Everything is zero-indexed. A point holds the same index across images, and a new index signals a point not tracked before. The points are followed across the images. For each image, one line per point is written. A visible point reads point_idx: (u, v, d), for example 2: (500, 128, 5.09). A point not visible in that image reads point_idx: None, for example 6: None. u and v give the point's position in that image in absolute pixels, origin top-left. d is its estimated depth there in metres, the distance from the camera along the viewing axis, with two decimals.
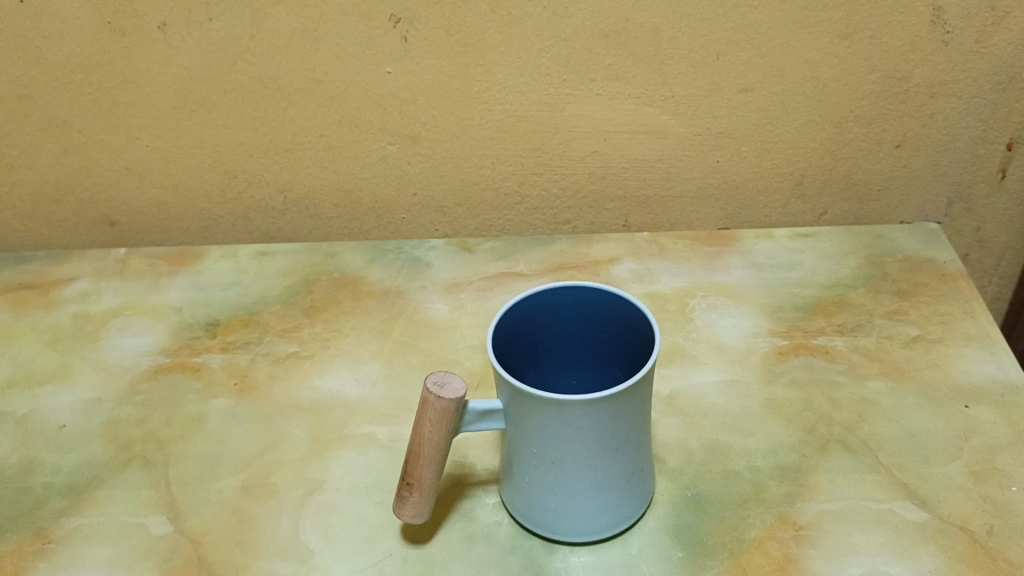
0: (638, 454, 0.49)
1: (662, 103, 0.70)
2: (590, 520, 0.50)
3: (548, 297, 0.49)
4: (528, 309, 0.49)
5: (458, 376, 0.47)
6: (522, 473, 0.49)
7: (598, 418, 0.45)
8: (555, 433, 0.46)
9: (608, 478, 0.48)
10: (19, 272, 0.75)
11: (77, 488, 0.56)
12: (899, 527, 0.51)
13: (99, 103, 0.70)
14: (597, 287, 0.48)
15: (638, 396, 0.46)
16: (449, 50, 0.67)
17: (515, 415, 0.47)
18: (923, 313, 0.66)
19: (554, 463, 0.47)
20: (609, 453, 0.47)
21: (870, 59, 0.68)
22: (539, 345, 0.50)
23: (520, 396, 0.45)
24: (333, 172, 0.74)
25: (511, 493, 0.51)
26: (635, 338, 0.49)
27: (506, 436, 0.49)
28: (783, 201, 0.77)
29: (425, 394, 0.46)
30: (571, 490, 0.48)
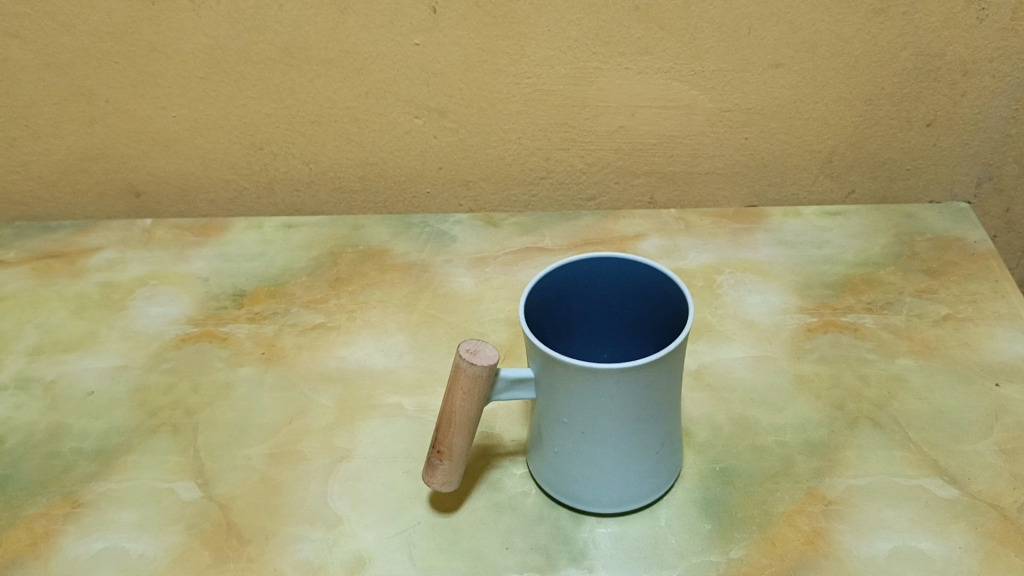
0: (669, 426, 0.49)
1: (692, 78, 0.70)
2: (620, 491, 0.50)
3: (578, 268, 0.49)
4: (558, 279, 0.48)
5: (490, 344, 0.47)
6: (552, 443, 0.49)
7: (631, 387, 0.45)
8: (587, 402, 0.46)
9: (639, 449, 0.48)
10: (45, 241, 0.76)
11: (106, 453, 0.56)
12: (929, 503, 0.51)
13: (126, 73, 0.70)
14: (627, 258, 0.48)
15: (671, 366, 0.46)
16: (478, 22, 0.66)
17: (547, 383, 0.47)
18: (953, 292, 0.65)
19: (584, 433, 0.47)
20: (640, 424, 0.47)
21: (903, 36, 0.68)
22: (570, 316, 0.50)
23: (552, 363, 0.45)
24: (359, 145, 0.74)
25: (540, 463, 0.51)
26: (668, 309, 0.48)
27: (536, 406, 0.49)
28: (811, 180, 0.76)
29: (458, 361, 0.46)
30: (601, 461, 0.48)
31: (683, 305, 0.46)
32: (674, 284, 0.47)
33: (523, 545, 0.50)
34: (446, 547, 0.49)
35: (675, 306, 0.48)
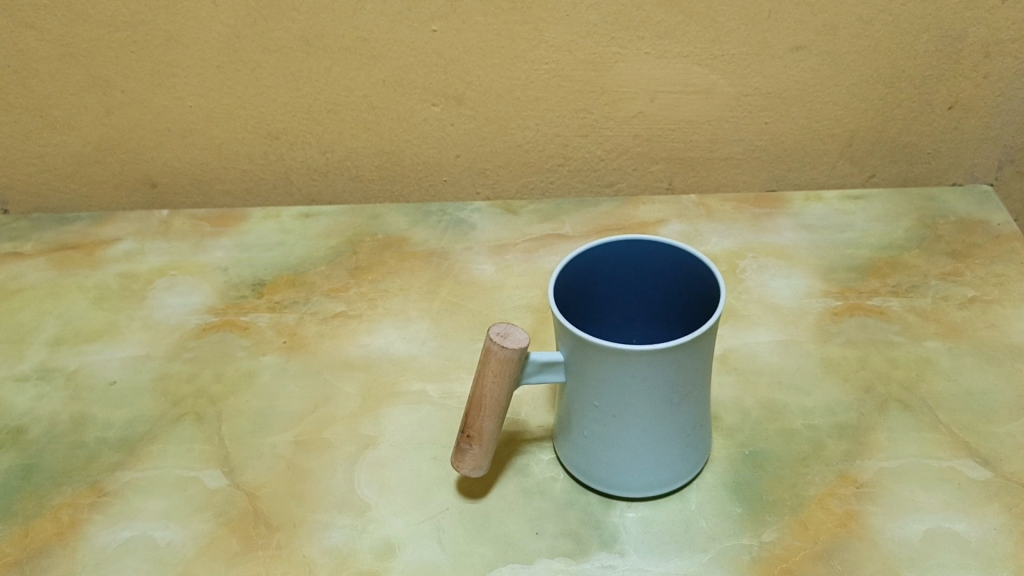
0: (699, 407, 0.49)
1: (712, 62, 0.69)
2: (651, 475, 0.49)
3: (606, 250, 0.48)
4: (586, 263, 0.48)
5: (520, 327, 0.47)
6: (581, 427, 0.49)
7: (663, 369, 0.44)
8: (618, 385, 0.45)
9: (671, 432, 0.48)
10: (63, 233, 0.75)
11: (131, 442, 0.56)
12: (961, 484, 0.50)
13: (142, 63, 0.70)
14: (655, 239, 0.48)
15: (703, 347, 0.45)
16: (496, 7, 0.66)
17: (577, 366, 0.46)
18: (979, 274, 0.65)
19: (615, 417, 0.47)
20: (672, 406, 0.47)
21: (925, 17, 0.67)
22: (599, 300, 0.50)
23: (584, 346, 0.44)
24: (377, 134, 0.73)
25: (568, 448, 0.51)
26: (696, 291, 0.48)
27: (566, 391, 0.48)
28: (831, 163, 0.76)
29: (488, 345, 0.46)
30: (632, 445, 0.48)
31: (713, 284, 0.46)
32: (704, 265, 0.46)
33: (553, 529, 0.49)
34: (475, 533, 0.49)
35: (705, 286, 0.47)
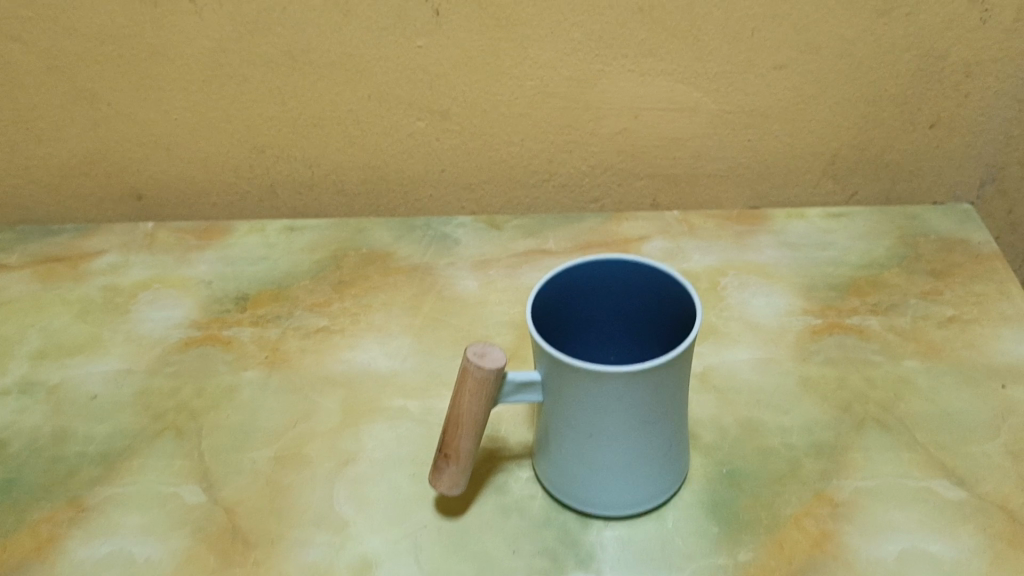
0: (676, 426, 0.49)
1: (695, 80, 0.70)
2: (628, 493, 0.49)
3: (585, 269, 0.49)
4: (564, 282, 0.48)
5: (498, 347, 0.47)
6: (558, 444, 0.49)
7: (638, 389, 0.45)
8: (595, 404, 0.46)
9: (647, 451, 0.48)
10: (47, 245, 0.76)
11: (111, 457, 0.56)
12: (937, 504, 0.51)
13: (129, 76, 0.70)
14: (634, 259, 0.48)
15: (679, 369, 0.46)
16: (482, 24, 0.66)
17: (553, 385, 0.46)
18: (958, 293, 0.65)
19: (591, 435, 0.47)
20: (648, 425, 0.47)
21: (907, 37, 0.68)
22: (577, 318, 0.50)
23: (559, 365, 0.45)
24: (362, 148, 0.74)
25: (546, 465, 0.51)
26: (673, 311, 0.48)
27: (543, 410, 0.49)
28: (814, 181, 0.76)
29: (465, 364, 0.46)
30: (608, 465, 0.48)
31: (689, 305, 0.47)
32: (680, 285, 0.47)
33: (530, 548, 0.49)
34: (453, 551, 0.49)
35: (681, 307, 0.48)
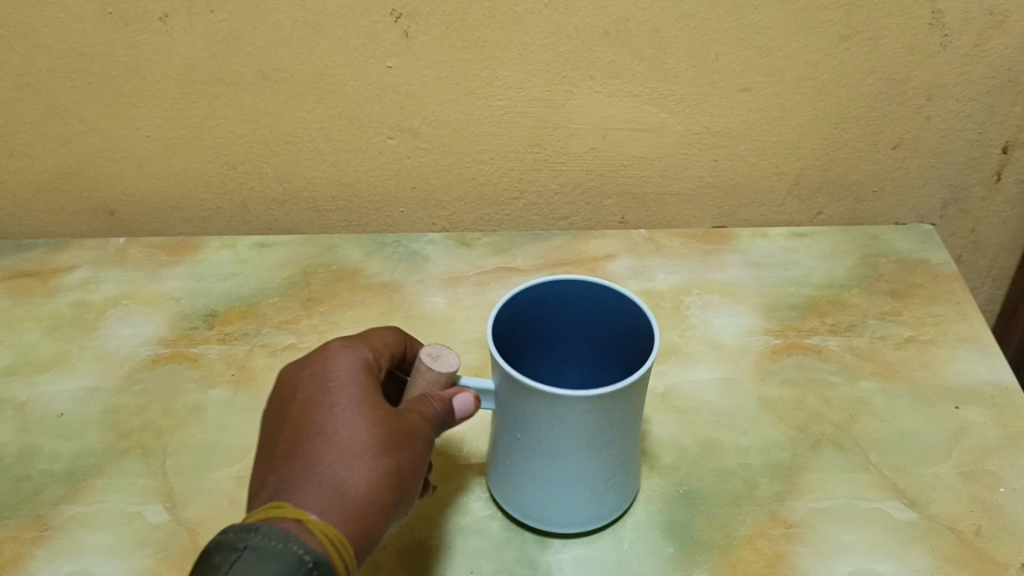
0: (624, 456, 0.49)
1: (662, 101, 0.70)
2: (571, 513, 0.50)
3: (547, 289, 0.49)
4: (529, 299, 0.49)
5: (455, 352, 0.49)
6: (509, 458, 0.50)
7: (581, 416, 0.45)
8: (551, 425, 0.46)
9: (590, 476, 0.49)
10: (19, 260, 0.76)
11: (77, 476, 0.56)
12: (889, 525, 0.52)
13: (100, 93, 0.70)
14: (595, 280, 0.49)
15: (627, 402, 0.46)
16: (451, 45, 0.67)
17: (506, 399, 0.47)
18: (916, 314, 0.66)
19: (537, 452, 0.48)
20: (592, 451, 0.47)
21: (869, 61, 0.67)
22: (540, 333, 0.51)
23: (509, 380, 0.46)
24: (333, 165, 0.74)
25: (497, 478, 0.52)
26: (631, 335, 0.49)
27: (499, 425, 0.49)
28: (780, 201, 0.77)
29: (417, 365, 0.48)
30: (562, 483, 0.49)
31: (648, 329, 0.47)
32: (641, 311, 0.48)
33: (489, 568, 0.51)
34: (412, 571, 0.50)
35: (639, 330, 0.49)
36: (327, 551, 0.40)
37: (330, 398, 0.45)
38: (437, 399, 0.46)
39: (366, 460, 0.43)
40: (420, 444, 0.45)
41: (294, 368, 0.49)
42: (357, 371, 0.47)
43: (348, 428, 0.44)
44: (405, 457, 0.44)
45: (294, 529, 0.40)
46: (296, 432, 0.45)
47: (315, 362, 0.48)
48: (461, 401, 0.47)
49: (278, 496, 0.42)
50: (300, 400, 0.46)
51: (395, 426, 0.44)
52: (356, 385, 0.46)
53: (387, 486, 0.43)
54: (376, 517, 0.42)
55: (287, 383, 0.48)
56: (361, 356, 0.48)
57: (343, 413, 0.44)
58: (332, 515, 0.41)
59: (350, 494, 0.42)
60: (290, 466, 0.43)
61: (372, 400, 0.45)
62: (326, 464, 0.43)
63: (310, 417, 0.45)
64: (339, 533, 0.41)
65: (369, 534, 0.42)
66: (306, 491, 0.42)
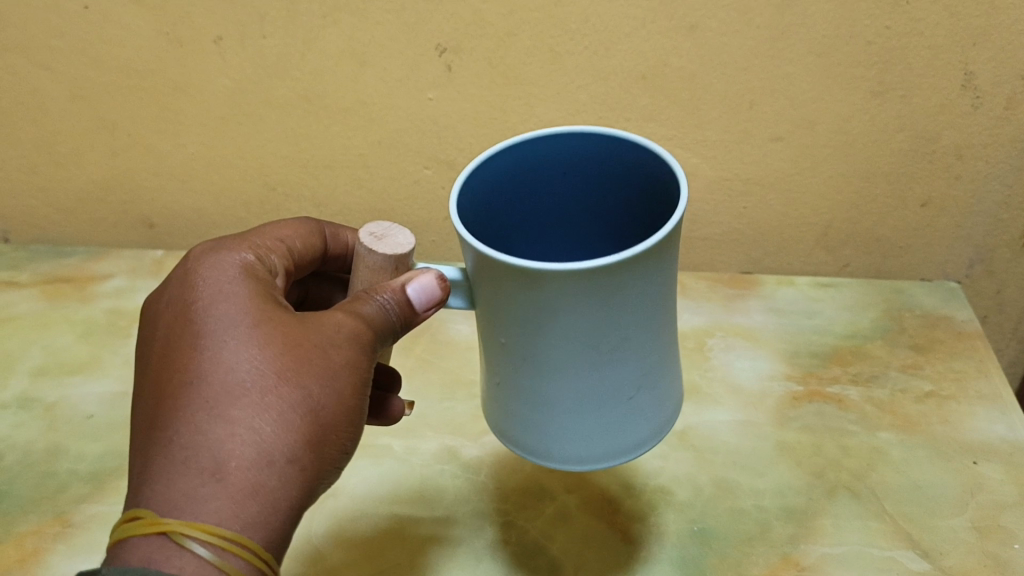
0: (648, 361, 0.39)
1: (694, 146, 0.70)
2: (585, 446, 0.41)
3: (530, 147, 0.41)
4: (510, 159, 0.41)
5: (409, 232, 0.42)
6: (498, 373, 0.41)
7: (582, 301, 0.35)
8: (542, 304, 0.35)
9: (604, 388, 0.39)
10: (57, 265, 0.82)
11: (100, 476, 0.58)
12: (900, 575, 0.52)
13: (150, 109, 0.72)
14: (586, 130, 0.40)
15: (643, 284, 0.35)
16: (491, 81, 0.67)
17: (482, 291, 0.38)
18: (937, 369, 0.67)
19: (535, 357, 0.38)
20: (603, 353, 0.37)
21: (899, 118, 0.67)
22: (534, 202, 0.43)
23: (483, 264, 0.36)
24: (368, 191, 0.76)
25: (488, 400, 0.44)
26: (627, 186, 0.42)
27: (490, 312, 0.38)
28: (807, 251, 0.78)
29: (359, 246, 0.42)
30: (569, 375, 0.38)
31: (666, 170, 0.39)
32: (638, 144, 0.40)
33: None
34: None
35: (650, 181, 0.40)
36: (200, 570, 0.34)
37: (208, 334, 0.39)
38: (384, 290, 0.41)
39: (256, 405, 0.37)
40: (339, 365, 0.39)
41: (168, 293, 0.43)
42: (241, 291, 0.41)
43: (230, 369, 0.38)
44: (315, 385, 0.38)
45: (151, 559, 0.35)
46: (175, 381, 0.39)
47: (188, 287, 0.42)
48: (425, 285, 0.40)
49: (151, 474, 0.37)
50: (173, 337, 0.40)
51: (296, 352, 0.38)
52: (237, 310, 0.40)
53: (293, 433, 0.37)
54: (285, 476, 0.37)
55: (158, 314, 0.42)
56: (241, 274, 0.42)
57: (226, 348, 0.38)
58: (218, 492, 0.35)
59: (237, 457, 0.36)
60: (167, 424, 0.37)
61: (262, 326, 0.39)
62: (204, 421, 0.37)
63: (185, 360, 0.39)
64: (231, 522, 0.35)
65: (280, 497, 0.37)
66: (180, 465, 0.36)
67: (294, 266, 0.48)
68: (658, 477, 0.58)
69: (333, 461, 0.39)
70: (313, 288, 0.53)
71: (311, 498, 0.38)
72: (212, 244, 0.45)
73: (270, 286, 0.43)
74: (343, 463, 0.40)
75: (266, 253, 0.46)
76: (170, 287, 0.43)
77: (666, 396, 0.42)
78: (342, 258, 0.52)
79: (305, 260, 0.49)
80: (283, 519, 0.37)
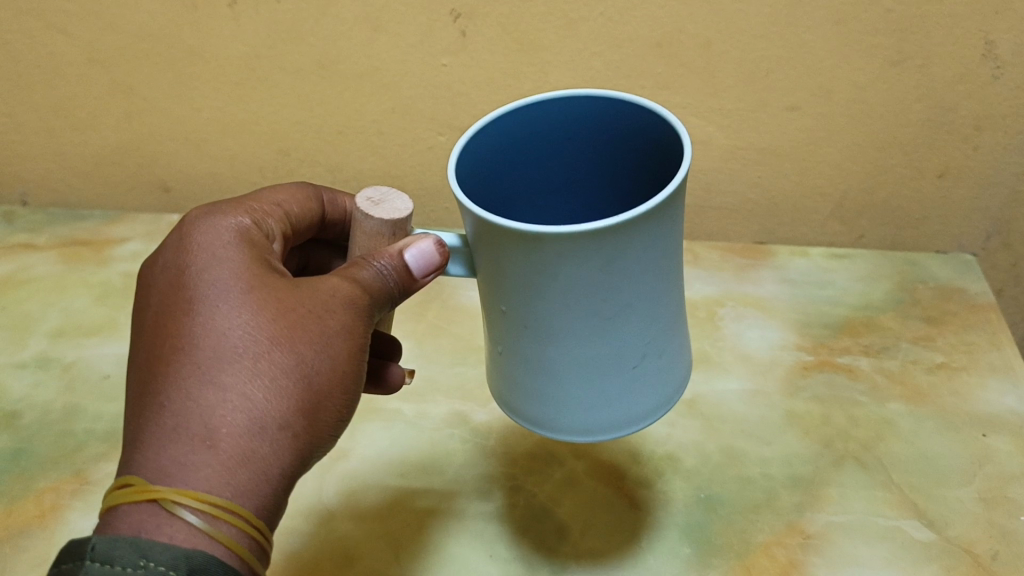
0: (650, 329, 0.39)
1: (708, 115, 0.69)
2: (585, 413, 0.41)
3: (528, 113, 0.40)
4: (509, 125, 0.40)
5: (407, 198, 0.42)
6: (502, 341, 0.41)
7: (583, 267, 0.35)
8: (541, 271, 0.35)
9: (607, 356, 0.39)
10: (75, 229, 0.83)
11: (116, 435, 0.59)
12: (905, 543, 0.52)
13: (166, 74, 0.72)
14: (583, 92, 0.40)
15: (646, 249, 0.35)
16: (505, 47, 0.67)
17: (483, 258, 0.38)
18: (949, 340, 0.67)
19: (537, 324, 0.38)
20: (606, 319, 0.37)
21: (917, 88, 0.66)
22: (533, 166, 0.43)
23: (482, 230, 0.36)
24: (382, 158, 0.76)
25: (492, 366, 0.45)
26: (628, 147, 0.42)
27: (492, 278, 0.38)
28: (821, 221, 0.77)
29: (356, 212, 0.41)
30: (570, 342, 0.38)
31: (667, 127, 0.38)
32: (636, 104, 0.39)
33: (506, 554, 0.52)
34: (431, 550, 0.53)
35: (651, 141, 0.40)
36: (190, 538, 0.34)
37: (201, 298, 0.38)
38: (381, 255, 0.40)
39: (248, 371, 0.37)
40: (334, 331, 0.38)
41: (160, 256, 0.42)
42: (234, 255, 0.40)
43: (223, 334, 0.37)
44: (309, 351, 0.38)
45: (141, 528, 0.34)
46: (166, 345, 0.38)
47: (180, 250, 0.41)
48: (423, 251, 0.39)
49: (140, 440, 0.36)
50: (164, 303, 0.39)
51: (290, 318, 0.38)
52: (230, 273, 0.39)
53: (285, 400, 0.37)
54: (278, 443, 0.36)
55: (150, 280, 0.41)
56: (236, 237, 0.41)
57: (218, 313, 0.38)
58: (208, 459, 0.35)
59: (228, 423, 0.35)
60: (156, 391, 0.37)
61: (256, 291, 0.38)
62: (194, 387, 0.36)
63: (176, 325, 0.38)
64: (222, 490, 0.34)
65: (272, 465, 0.36)
66: (171, 432, 0.35)
67: (292, 233, 0.47)
68: (666, 444, 0.58)
69: (327, 429, 0.38)
70: (312, 255, 0.54)
71: (305, 467, 0.38)
72: (208, 208, 0.44)
73: (264, 250, 0.42)
74: (339, 432, 0.39)
75: (260, 217, 0.45)
76: (161, 251, 0.42)
77: (672, 366, 0.41)
78: (340, 225, 0.51)
79: (303, 227, 0.48)
80: (275, 487, 0.36)
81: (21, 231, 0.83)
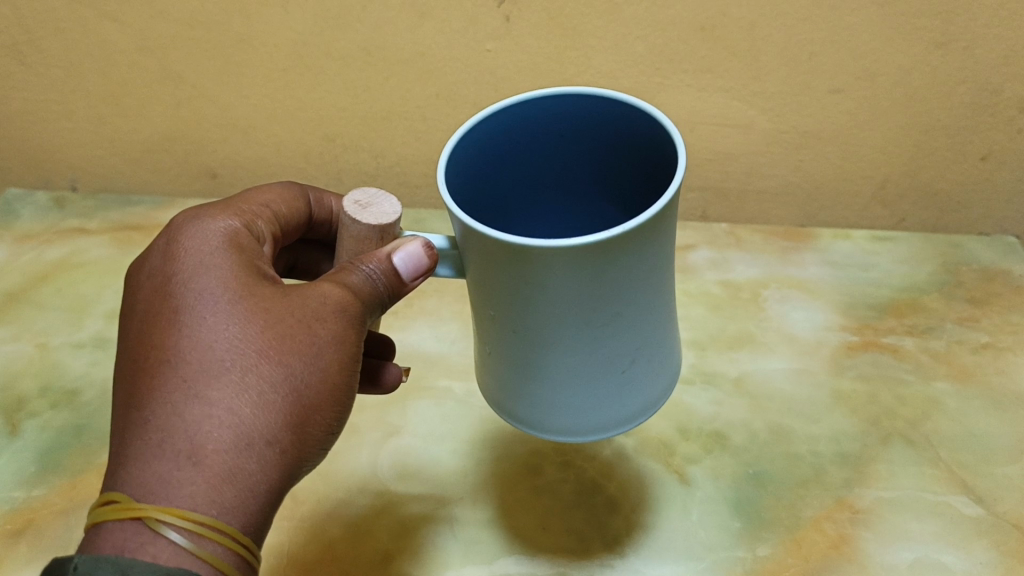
0: (642, 337, 0.38)
1: (752, 99, 0.69)
2: (576, 418, 0.40)
3: (522, 113, 0.39)
4: (502, 125, 0.39)
5: (396, 200, 0.41)
6: (491, 345, 0.40)
7: (575, 278, 0.34)
8: (532, 281, 0.34)
9: (598, 365, 0.38)
10: (126, 214, 0.85)
11: None
12: (954, 519, 0.52)
13: (212, 62, 0.73)
14: (584, 91, 0.39)
15: (638, 258, 0.34)
16: (550, 32, 0.66)
17: (471, 262, 0.37)
18: (995, 321, 0.67)
19: (527, 331, 0.37)
20: (597, 328, 0.36)
21: (962, 70, 0.66)
22: (528, 165, 0.42)
23: (471, 237, 0.35)
24: (425, 142, 0.77)
25: (481, 368, 0.44)
26: (625, 149, 0.41)
27: (481, 283, 0.37)
28: (863, 205, 0.78)
29: (343, 216, 0.40)
30: (560, 351, 0.37)
31: (663, 135, 0.37)
32: (638, 109, 0.38)
33: (559, 526, 0.53)
34: (485, 524, 0.54)
35: (648, 144, 0.39)
36: (174, 557, 0.33)
37: (186, 309, 0.38)
38: (370, 259, 0.39)
39: (235, 385, 0.36)
40: (325, 341, 0.38)
41: (150, 264, 0.41)
42: (223, 262, 0.39)
43: (209, 347, 0.36)
44: (298, 363, 0.37)
45: (124, 548, 0.33)
46: (152, 356, 0.37)
47: (168, 259, 0.40)
48: (411, 254, 0.38)
49: (126, 455, 0.35)
50: (150, 314, 0.39)
51: (279, 330, 0.37)
52: (218, 284, 0.38)
53: (272, 415, 0.36)
54: (264, 459, 0.36)
55: (139, 287, 0.41)
56: (225, 242, 0.40)
57: (205, 325, 0.37)
58: (194, 476, 0.34)
59: (215, 439, 0.35)
60: (142, 405, 0.36)
61: (245, 303, 0.38)
62: (180, 402, 0.35)
63: (162, 337, 0.37)
64: (207, 507, 0.34)
65: (257, 480, 0.35)
66: (156, 447, 0.35)
67: (280, 233, 0.47)
68: (712, 422, 0.59)
69: (317, 442, 0.38)
70: (301, 255, 0.53)
71: (293, 479, 0.37)
72: (196, 212, 0.43)
73: (255, 255, 0.41)
74: (329, 444, 0.39)
75: (251, 220, 0.44)
76: (150, 259, 0.41)
77: (662, 367, 0.41)
78: (328, 225, 0.51)
79: (292, 226, 0.48)
80: (263, 502, 0.36)
81: (72, 218, 0.85)
